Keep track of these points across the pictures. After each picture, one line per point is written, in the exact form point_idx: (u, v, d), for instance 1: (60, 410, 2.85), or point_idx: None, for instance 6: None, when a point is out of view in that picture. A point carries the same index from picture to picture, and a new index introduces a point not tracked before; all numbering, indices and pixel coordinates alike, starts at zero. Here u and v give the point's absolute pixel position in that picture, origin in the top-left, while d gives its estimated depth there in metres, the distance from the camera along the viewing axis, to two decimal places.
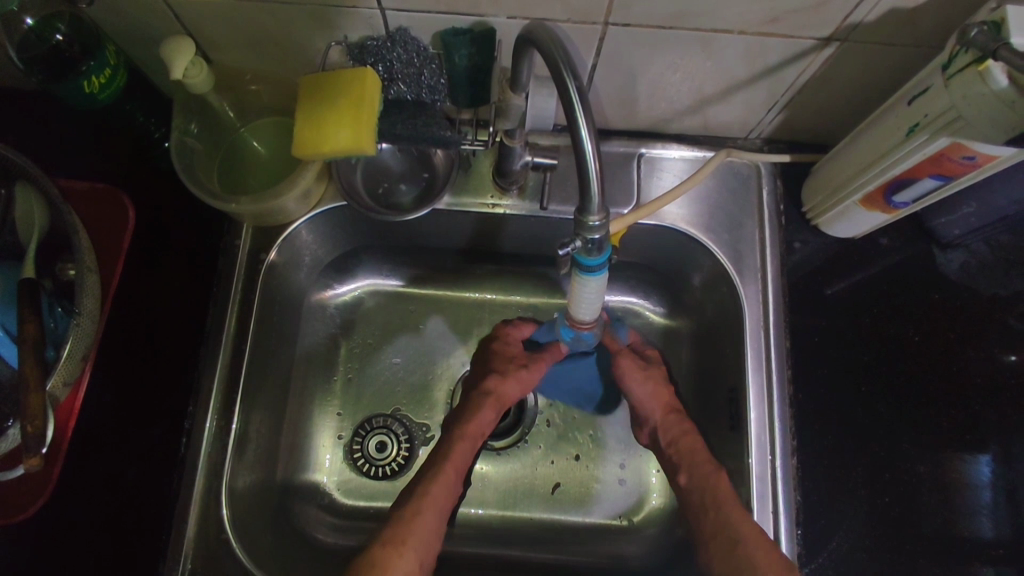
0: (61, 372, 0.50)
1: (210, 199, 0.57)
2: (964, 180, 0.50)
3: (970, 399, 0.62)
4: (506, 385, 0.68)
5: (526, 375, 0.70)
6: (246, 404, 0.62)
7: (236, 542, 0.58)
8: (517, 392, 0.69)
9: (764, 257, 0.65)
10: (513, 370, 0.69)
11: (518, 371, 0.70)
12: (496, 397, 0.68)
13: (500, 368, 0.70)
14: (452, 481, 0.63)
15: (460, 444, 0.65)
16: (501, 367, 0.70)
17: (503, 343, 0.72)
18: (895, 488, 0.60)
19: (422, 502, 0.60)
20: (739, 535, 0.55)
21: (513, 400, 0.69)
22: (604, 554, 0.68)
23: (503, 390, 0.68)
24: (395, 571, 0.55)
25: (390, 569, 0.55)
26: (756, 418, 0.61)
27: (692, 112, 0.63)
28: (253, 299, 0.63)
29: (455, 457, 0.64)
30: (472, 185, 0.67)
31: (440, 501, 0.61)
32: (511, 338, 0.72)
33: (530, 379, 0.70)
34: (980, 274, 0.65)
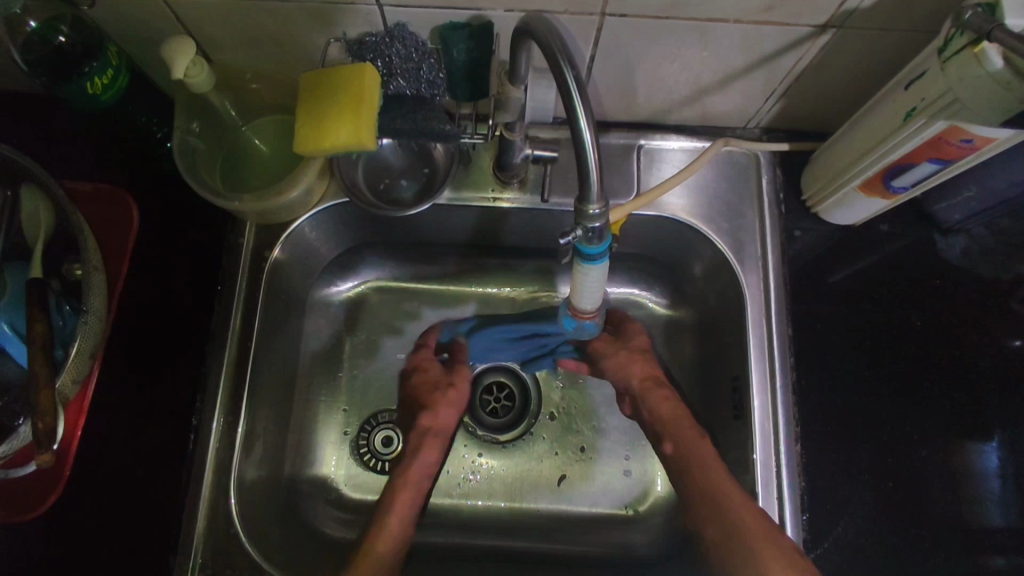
0: (70, 370, 0.51)
1: (214, 198, 0.57)
2: (963, 163, 0.50)
3: (973, 383, 0.62)
4: (438, 411, 0.69)
5: (455, 394, 0.71)
6: (251, 400, 0.62)
7: (245, 538, 0.59)
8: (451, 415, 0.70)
9: (765, 245, 0.65)
10: (441, 395, 0.70)
11: (446, 393, 0.70)
12: (434, 430, 0.69)
13: (430, 396, 0.70)
14: (398, 531, 0.62)
15: (401, 489, 0.65)
16: (424, 395, 0.70)
17: (422, 371, 0.72)
18: (899, 473, 0.60)
19: (376, 543, 0.61)
20: None
21: (449, 424, 0.70)
22: (610, 544, 0.68)
23: (439, 419, 0.69)
24: None
25: None
26: (759, 405, 0.62)
27: (689, 102, 0.64)
28: (257, 295, 0.64)
29: (398, 503, 0.64)
30: (472, 179, 0.67)
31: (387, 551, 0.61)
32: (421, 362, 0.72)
33: (461, 396, 0.71)
34: (981, 259, 0.65)
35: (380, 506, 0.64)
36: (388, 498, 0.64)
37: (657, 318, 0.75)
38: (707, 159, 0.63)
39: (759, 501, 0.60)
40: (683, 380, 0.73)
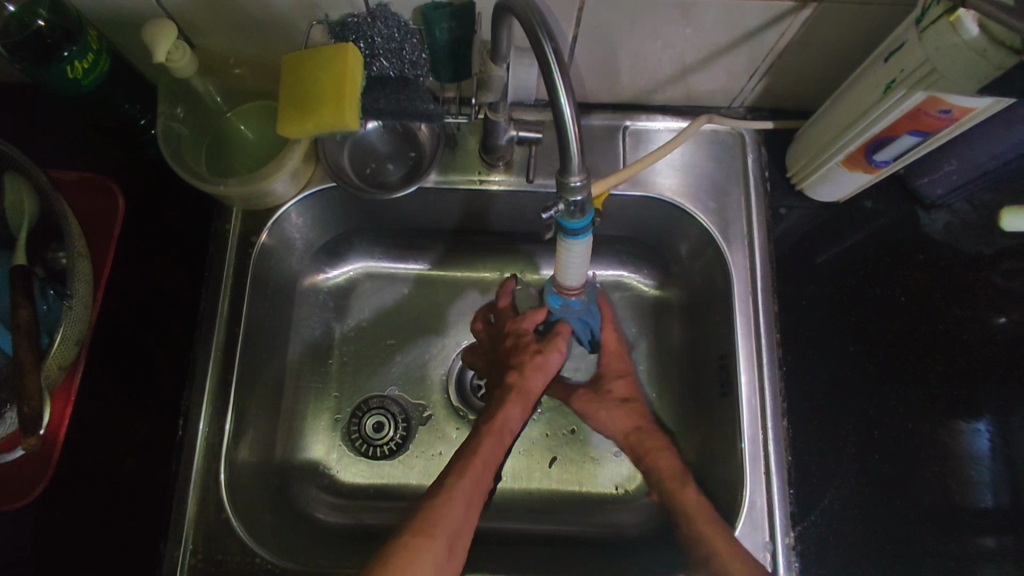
0: (55, 356, 0.51)
1: (199, 183, 0.57)
2: (942, 135, 0.51)
3: (956, 356, 0.63)
4: (525, 377, 0.67)
5: (544, 361, 0.68)
6: (241, 385, 0.62)
7: (235, 521, 0.58)
8: (540, 384, 0.68)
9: (751, 224, 0.66)
10: (533, 361, 0.68)
11: (535, 358, 0.68)
12: (519, 390, 0.66)
13: (518, 363, 0.68)
14: (481, 476, 0.59)
15: (488, 435, 0.62)
16: (521, 359, 0.68)
17: (514, 335, 0.70)
18: (884, 445, 0.61)
19: (460, 484, 0.58)
20: None
21: (535, 391, 0.68)
22: (602, 522, 0.69)
23: (526, 381, 0.67)
24: (420, 562, 0.52)
25: (415, 560, 0.52)
26: (746, 382, 0.62)
27: (674, 81, 0.64)
28: (244, 281, 0.63)
29: (484, 450, 0.61)
30: (459, 162, 0.67)
31: (472, 493, 0.58)
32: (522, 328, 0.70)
33: (550, 364, 0.69)
34: (963, 233, 0.66)
35: (464, 449, 0.61)
36: (474, 443, 0.62)
37: (646, 299, 0.75)
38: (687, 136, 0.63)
39: (745, 475, 0.60)
40: (671, 361, 0.73)
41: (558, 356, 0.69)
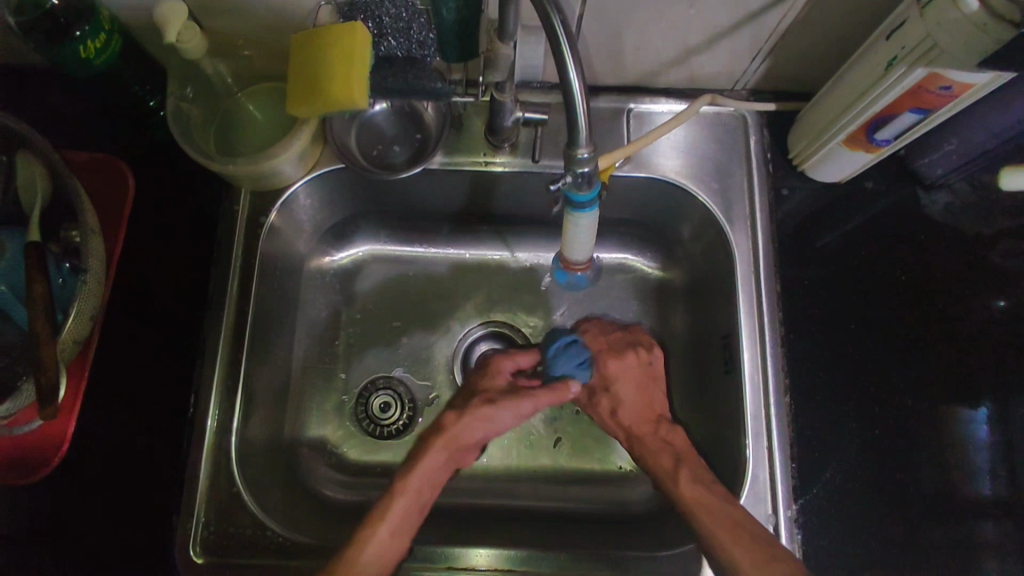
0: (69, 330, 0.52)
1: (209, 162, 0.58)
2: (941, 113, 0.52)
3: (956, 333, 0.64)
4: (460, 427, 0.61)
5: (489, 415, 0.62)
6: (251, 363, 0.63)
7: (247, 495, 0.59)
8: (473, 436, 0.62)
9: (753, 204, 0.67)
10: (477, 412, 0.62)
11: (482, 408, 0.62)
12: (450, 438, 0.61)
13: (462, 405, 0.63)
14: (387, 547, 0.55)
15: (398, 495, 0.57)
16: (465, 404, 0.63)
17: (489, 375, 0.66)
18: (885, 420, 0.62)
19: (360, 549, 0.54)
20: None
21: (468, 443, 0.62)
22: (607, 500, 0.70)
23: (463, 431, 0.61)
24: None
25: None
26: (749, 358, 0.63)
27: (677, 63, 0.64)
28: (254, 260, 0.64)
29: (395, 512, 0.56)
30: (465, 144, 0.68)
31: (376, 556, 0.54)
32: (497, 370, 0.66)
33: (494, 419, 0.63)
34: (963, 213, 0.67)
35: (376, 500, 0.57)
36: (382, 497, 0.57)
37: (649, 281, 0.76)
38: (694, 110, 0.63)
39: (748, 450, 0.61)
40: (674, 341, 0.74)
41: (508, 417, 0.63)
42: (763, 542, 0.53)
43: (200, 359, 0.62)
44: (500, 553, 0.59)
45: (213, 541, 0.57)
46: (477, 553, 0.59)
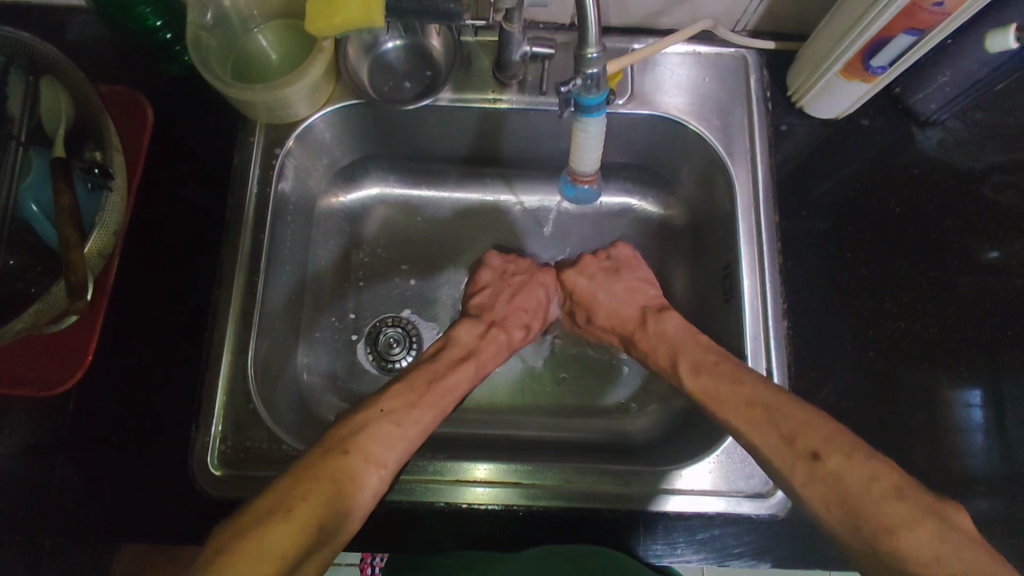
0: (94, 240, 0.54)
1: (224, 86, 0.60)
2: (936, 33, 0.54)
3: (947, 263, 0.67)
4: (482, 346, 0.68)
5: (501, 342, 0.70)
6: (265, 291, 0.65)
7: (263, 414, 0.61)
8: (491, 362, 0.68)
9: (753, 140, 0.68)
10: (497, 337, 0.70)
11: (497, 334, 0.70)
12: (474, 356, 0.67)
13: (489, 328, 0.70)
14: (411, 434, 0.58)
15: (427, 393, 0.61)
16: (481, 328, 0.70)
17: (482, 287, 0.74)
18: (879, 345, 0.65)
19: (392, 420, 0.57)
20: (745, 378, 0.56)
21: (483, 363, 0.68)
22: (610, 430, 0.72)
23: (483, 354, 0.68)
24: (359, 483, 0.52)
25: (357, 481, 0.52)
26: (749, 285, 0.65)
27: (679, 2, 0.66)
28: (269, 191, 0.66)
29: (423, 404, 0.60)
30: (473, 81, 0.69)
31: (407, 434, 0.57)
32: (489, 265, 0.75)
33: (503, 342, 0.70)
34: (956, 149, 0.69)
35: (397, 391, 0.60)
36: (410, 394, 0.60)
37: (651, 222, 0.79)
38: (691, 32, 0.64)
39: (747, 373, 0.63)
40: (676, 278, 0.76)
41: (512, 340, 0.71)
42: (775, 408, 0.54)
43: (215, 283, 0.63)
44: (499, 467, 0.60)
45: (231, 455, 0.59)
46: (478, 467, 0.60)
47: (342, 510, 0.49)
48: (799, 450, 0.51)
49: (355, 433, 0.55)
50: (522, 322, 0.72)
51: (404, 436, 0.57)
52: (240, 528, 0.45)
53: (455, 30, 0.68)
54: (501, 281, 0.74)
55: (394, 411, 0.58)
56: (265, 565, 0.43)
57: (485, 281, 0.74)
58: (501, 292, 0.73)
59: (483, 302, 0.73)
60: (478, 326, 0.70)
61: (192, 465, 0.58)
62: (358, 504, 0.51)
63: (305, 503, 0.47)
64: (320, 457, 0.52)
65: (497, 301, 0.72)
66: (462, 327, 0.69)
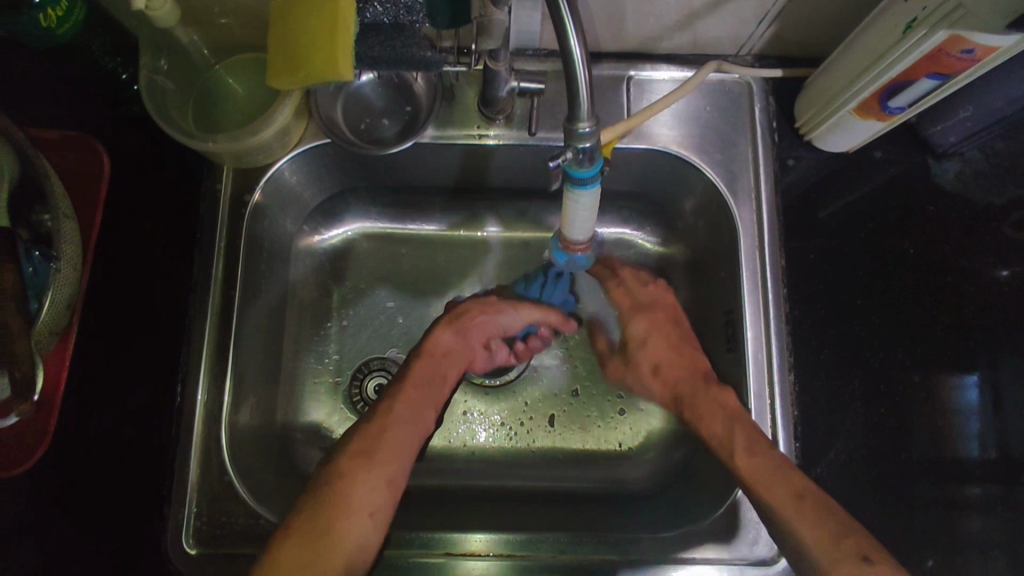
0: (44, 320, 0.50)
1: (188, 138, 0.55)
2: (962, 78, 0.49)
3: (963, 306, 0.63)
4: (417, 367, 0.64)
5: (437, 357, 0.66)
6: (239, 352, 0.61)
7: (240, 484, 0.57)
8: (434, 377, 0.64)
9: (757, 175, 0.64)
10: (431, 353, 0.65)
11: (434, 353, 0.65)
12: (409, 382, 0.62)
13: (428, 348, 0.66)
14: (336, 510, 0.52)
15: (358, 458, 0.56)
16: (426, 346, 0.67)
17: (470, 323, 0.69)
18: (890, 397, 0.62)
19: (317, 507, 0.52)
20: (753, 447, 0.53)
21: (428, 380, 0.64)
22: (608, 480, 0.69)
23: (416, 372, 0.64)
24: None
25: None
26: (752, 336, 0.61)
27: (680, 27, 0.61)
28: (239, 243, 0.61)
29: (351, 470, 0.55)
30: (456, 116, 0.64)
31: (341, 516, 0.52)
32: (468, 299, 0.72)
33: (443, 353, 0.66)
34: (975, 182, 0.65)
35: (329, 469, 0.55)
36: (338, 468, 0.55)
37: (649, 256, 0.74)
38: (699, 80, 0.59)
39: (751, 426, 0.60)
40: None
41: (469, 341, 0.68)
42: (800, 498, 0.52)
43: (185, 346, 0.59)
44: (496, 538, 0.57)
45: (205, 532, 0.56)
46: (474, 538, 0.57)
47: (339, 503, 0.53)
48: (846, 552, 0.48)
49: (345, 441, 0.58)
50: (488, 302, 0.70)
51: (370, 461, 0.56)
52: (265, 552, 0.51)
53: None
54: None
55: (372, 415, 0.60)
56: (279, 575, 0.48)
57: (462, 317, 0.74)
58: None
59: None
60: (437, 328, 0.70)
61: (167, 543, 0.56)
62: (361, 494, 0.54)
63: (303, 516, 0.52)
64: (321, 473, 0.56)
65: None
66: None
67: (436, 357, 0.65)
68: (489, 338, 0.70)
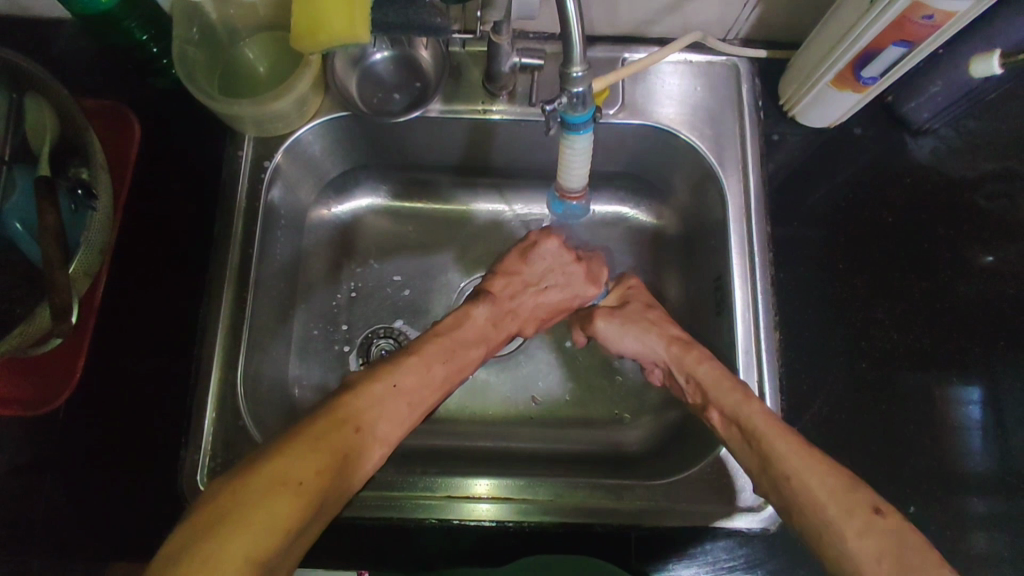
0: (80, 259, 0.54)
1: (214, 101, 0.59)
2: (926, 45, 0.54)
3: (940, 272, 0.67)
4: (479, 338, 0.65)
5: (489, 339, 0.66)
6: (256, 307, 0.65)
7: (254, 431, 0.61)
8: (476, 356, 0.64)
9: (745, 150, 0.68)
10: (490, 336, 0.66)
11: (487, 330, 0.66)
12: (457, 358, 0.62)
13: (492, 327, 0.67)
14: (355, 452, 0.51)
15: (388, 414, 0.55)
16: (499, 309, 0.68)
17: (504, 278, 0.70)
18: (871, 356, 0.65)
19: (339, 438, 0.50)
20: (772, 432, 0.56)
21: (472, 361, 0.64)
22: (606, 442, 0.72)
23: (468, 355, 0.64)
24: (296, 507, 0.45)
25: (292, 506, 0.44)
26: (740, 297, 0.64)
27: (671, 10, 0.65)
28: (259, 205, 0.66)
29: (381, 423, 0.54)
30: (463, 91, 0.69)
31: (358, 458, 0.51)
32: (535, 252, 0.72)
33: (492, 338, 0.66)
34: (950, 157, 0.69)
35: (358, 408, 0.53)
36: (365, 412, 0.53)
37: (643, 232, 0.78)
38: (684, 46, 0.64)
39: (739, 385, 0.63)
40: (671, 288, 0.76)
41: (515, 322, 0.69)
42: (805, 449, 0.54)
43: (203, 300, 0.63)
44: (498, 483, 0.60)
45: (220, 473, 0.59)
46: (478, 483, 0.60)
47: (343, 485, 0.49)
48: (860, 501, 0.50)
49: (366, 408, 0.53)
50: (533, 322, 0.71)
51: (397, 418, 0.55)
52: (249, 486, 0.44)
53: (443, 41, 0.67)
54: (546, 276, 0.71)
55: (407, 390, 0.57)
56: (270, 532, 0.43)
57: (519, 268, 0.71)
58: (532, 283, 0.70)
59: (511, 287, 0.70)
60: (493, 313, 0.67)
61: (183, 484, 0.58)
62: (358, 479, 0.51)
63: (308, 474, 0.46)
64: (338, 401, 0.53)
65: (522, 292, 0.70)
66: (478, 308, 0.67)
67: (479, 341, 0.65)
68: (522, 307, 0.70)
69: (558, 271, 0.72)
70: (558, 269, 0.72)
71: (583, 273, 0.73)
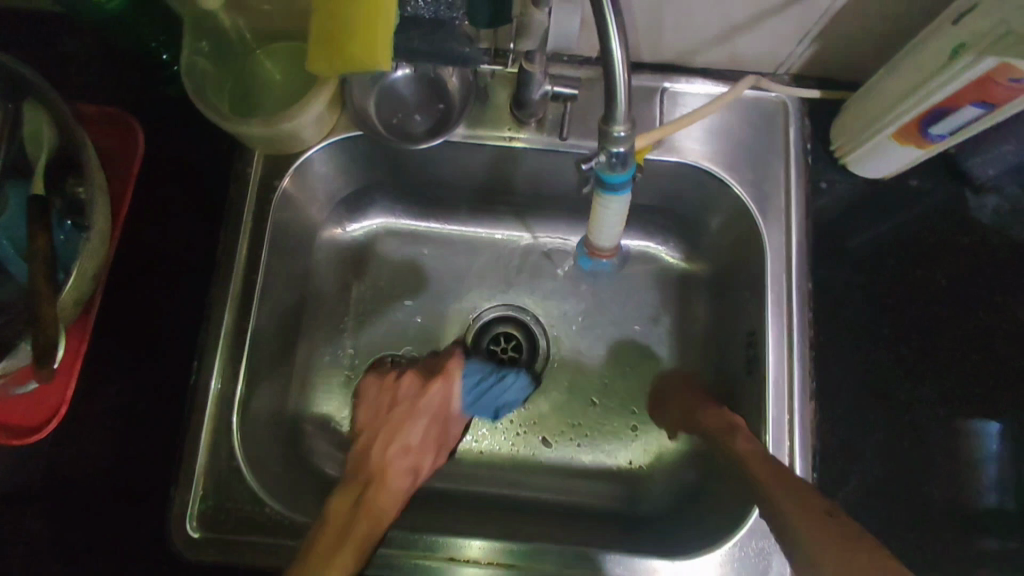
0: (70, 290, 0.51)
1: (225, 121, 0.55)
2: (1008, 107, 0.48)
3: (994, 345, 0.61)
4: (356, 505, 0.55)
5: (378, 511, 0.56)
6: (257, 336, 0.61)
7: (247, 472, 0.58)
8: (363, 530, 0.54)
9: (790, 197, 0.63)
10: (370, 494, 0.57)
11: (365, 499, 0.56)
12: (354, 527, 0.53)
13: (365, 479, 0.58)
14: None
15: None
16: (362, 481, 0.58)
17: (370, 432, 0.63)
18: (912, 432, 0.60)
19: None
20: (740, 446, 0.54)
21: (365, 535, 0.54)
22: (617, 496, 0.68)
23: (356, 529, 0.53)
24: None
25: None
26: (774, 359, 0.60)
27: (719, 42, 0.60)
28: (266, 229, 0.62)
29: None
30: (489, 117, 0.64)
31: None
32: (364, 392, 0.67)
33: (382, 505, 0.57)
34: (1012, 218, 0.63)
35: None
36: None
37: (671, 273, 0.73)
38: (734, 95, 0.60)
39: None
40: (697, 334, 0.71)
41: (400, 483, 0.60)
42: (773, 467, 0.50)
43: (202, 330, 0.60)
44: (495, 546, 0.57)
45: (211, 517, 0.56)
46: (471, 545, 0.56)
47: None
48: (814, 508, 0.46)
49: None
50: (424, 455, 0.63)
51: None
52: None
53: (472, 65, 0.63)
54: (376, 421, 0.64)
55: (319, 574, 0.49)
56: None
57: (361, 420, 0.65)
58: (392, 429, 0.63)
59: (366, 444, 0.62)
60: (355, 483, 0.58)
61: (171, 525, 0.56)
62: None
63: None
64: None
65: (385, 447, 0.62)
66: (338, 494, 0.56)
67: (359, 508, 0.55)
68: (402, 445, 0.63)
69: (428, 398, 0.65)
70: (427, 398, 0.65)
71: (432, 379, 0.66)
